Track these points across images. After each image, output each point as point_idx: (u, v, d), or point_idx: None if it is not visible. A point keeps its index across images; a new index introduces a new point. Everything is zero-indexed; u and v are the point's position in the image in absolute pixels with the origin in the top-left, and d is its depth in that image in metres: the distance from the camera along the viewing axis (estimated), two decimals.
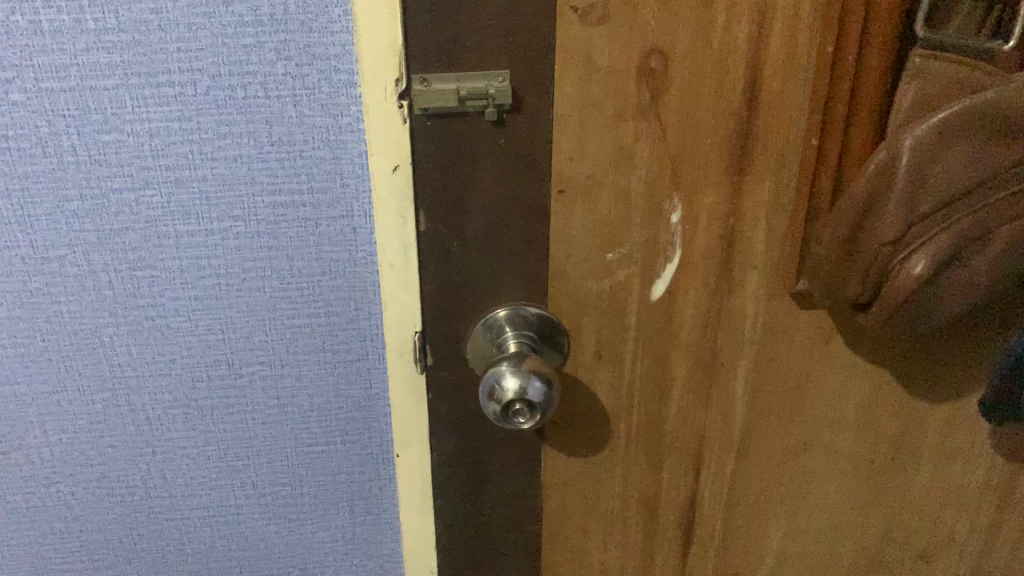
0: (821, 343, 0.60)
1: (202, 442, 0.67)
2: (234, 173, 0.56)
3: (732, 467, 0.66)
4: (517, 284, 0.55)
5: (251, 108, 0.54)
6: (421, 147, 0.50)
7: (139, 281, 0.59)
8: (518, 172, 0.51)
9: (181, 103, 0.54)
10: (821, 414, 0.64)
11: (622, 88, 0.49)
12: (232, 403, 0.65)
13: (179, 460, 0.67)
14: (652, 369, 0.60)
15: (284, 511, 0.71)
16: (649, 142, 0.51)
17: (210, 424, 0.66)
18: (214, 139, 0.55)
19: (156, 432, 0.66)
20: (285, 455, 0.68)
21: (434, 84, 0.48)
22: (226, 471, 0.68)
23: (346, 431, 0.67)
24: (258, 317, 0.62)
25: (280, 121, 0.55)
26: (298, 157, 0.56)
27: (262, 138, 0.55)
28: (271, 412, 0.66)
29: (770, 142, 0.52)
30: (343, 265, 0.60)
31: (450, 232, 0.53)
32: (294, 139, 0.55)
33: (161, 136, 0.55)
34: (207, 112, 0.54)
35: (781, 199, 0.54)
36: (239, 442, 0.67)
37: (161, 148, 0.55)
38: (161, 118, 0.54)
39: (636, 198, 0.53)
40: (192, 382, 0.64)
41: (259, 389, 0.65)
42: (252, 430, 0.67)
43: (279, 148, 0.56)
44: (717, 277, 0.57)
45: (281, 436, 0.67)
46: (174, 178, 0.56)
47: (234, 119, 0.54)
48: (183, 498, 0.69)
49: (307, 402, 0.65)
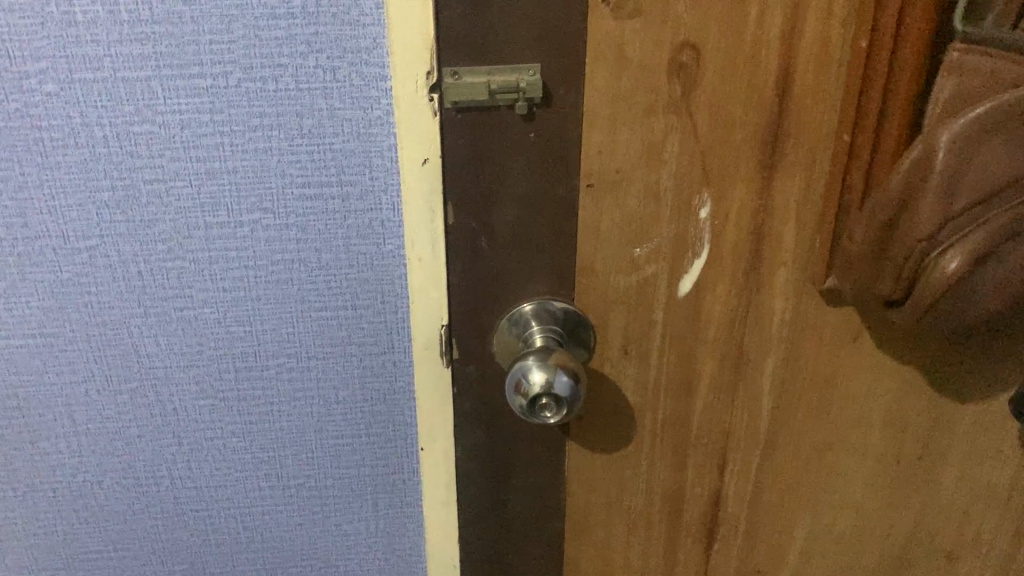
0: (849, 342, 0.60)
1: (228, 433, 0.67)
2: (264, 165, 0.56)
3: (757, 465, 0.66)
4: (544, 278, 0.55)
5: (282, 100, 0.54)
6: (452, 140, 0.50)
7: (168, 272, 0.60)
8: (547, 166, 0.51)
9: (212, 95, 0.54)
10: (848, 413, 0.64)
11: (653, 82, 0.49)
12: (258, 395, 0.65)
13: (205, 451, 0.68)
14: (678, 365, 0.60)
15: (308, 503, 0.71)
16: (679, 136, 0.51)
17: (237, 416, 0.66)
18: (245, 131, 0.55)
19: (183, 423, 0.66)
20: (310, 447, 0.68)
21: (466, 78, 0.48)
22: (251, 463, 0.69)
23: (372, 424, 0.67)
24: (285, 309, 0.62)
25: (310, 114, 0.55)
26: (327, 149, 0.56)
27: (291, 131, 0.55)
28: (297, 404, 0.66)
29: (802, 137, 0.52)
30: (371, 258, 0.60)
31: (479, 226, 0.53)
32: (324, 132, 0.56)
33: (192, 128, 0.55)
34: (238, 105, 0.54)
35: (812, 195, 0.54)
36: (265, 434, 0.67)
37: (192, 140, 0.55)
38: (193, 110, 0.54)
39: (665, 192, 0.53)
40: (219, 373, 0.64)
41: (285, 381, 0.65)
42: (277, 422, 0.67)
43: (309, 140, 0.56)
44: (746, 273, 0.56)
45: (306, 428, 0.67)
46: (205, 170, 0.56)
47: (265, 112, 0.55)
48: (208, 489, 0.70)
49: (333, 395, 0.66)
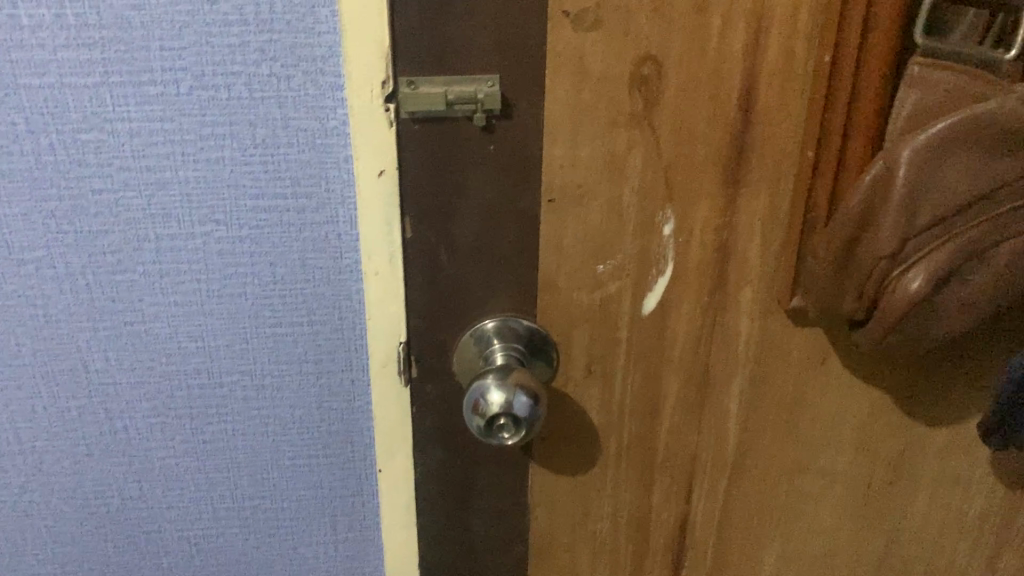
0: (817, 363, 0.59)
1: (181, 453, 0.65)
2: (216, 175, 0.55)
3: (725, 489, 0.64)
4: (506, 294, 0.54)
5: (235, 109, 0.53)
6: (408, 152, 0.48)
7: (118, 285, 0.58)
8: (507, 180, 0.50)
9: (162, 102, 0.53)
10: (816, 436, 0.63)
11: (616, 95, 0.48)
12: (212, 414, 0.64)
13: (157, 471, 0.66)
14: (643, 385, 0.59)
15: (264, 525, 0.69)
16: (642, 151, 0.50)
17: (189, 434, 0.64)
18: (197, 141, 0.54)
19: (134, 442, 0.64)
20: (266, 468, 0.66)
21: (422, 87, 0.46)
22: (205, 484, 0.67)
23: (330, 444, 0.66)
24: (238, 324, 0.60)
25: (263, 123, 0.54)
26: (281, 160, 0.55)
27: (245, 141, 0.54)
28: (253, 424, 0.64)
29: (767, 153, 0.51)
30: (327, 272, 0.59)
31: (439, 240, 0.52)
32: (278, 142, 0.54)
33: (142, 136, 0.54)
34: (189, 113, 0.53)
35: (777, 212, 0.53)
36: (219, 453, 0.65)
37: (142, 148, 0.54)
38: (144, 117, 0.53)
39: (628, 209, 0.52)
40: (171, 391, 0.62)
41: (239, 398, 0.63)
42: (231, 441, 0.65)
43: (263, 151, 0.54)
44: (711, 292, 0.55)
45: (262, 448, 0.65)
46: (155, 180, 0.55)
47: (218, 121, 0.53)
48: (160, 510, 0.68)
49: (289, 414, 0.64)
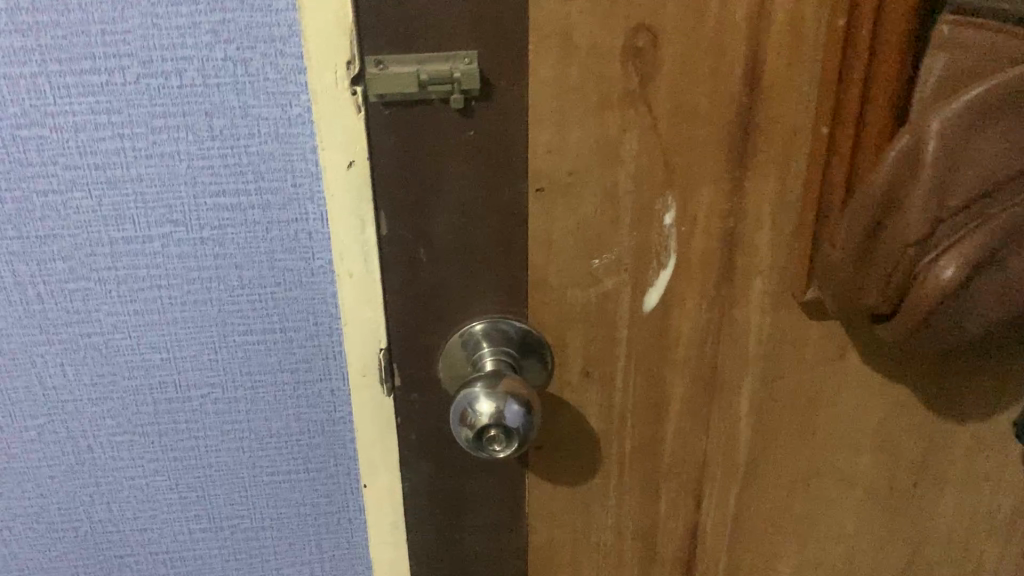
0: (834, 360, 0.55)
1: (151, 472, 0.66)
2: (172, 172, 0.55)
3: (736, 496, 0.60)
4: (493, 294, 0.50)
5: (187, 98, 0.53)
6: (380, 140, 0.44)
7: (72, 294, 0.59)
8: (488, 169, 0.46)
9: (108, 92, 0.53)
10: (833, 437, 0.58)
11: (606, 71, 0.44)
12: (183, 430, 0.65)
13: (127, 491, 0.67)
14: (646, 389, 0.54)
15: (245, 545, 0.71)
16: (637, 133, 0.45)
17: (160, 452, 0.66)
18: (148, 134, 0.54)
19: (98, 463, 0.65)
20: (244, 485, 0.67)
21: (391, 68, 0.42)
22: (179, 503, 0.68)
23: (311, 457, 0.67)
24: (205, 333, 0.61)
25: (220, 112, 0.54)
26: (242, 152, 0.55)
27: (200, 132, 0.54)
28: (227, 435, 0.65)
29: (776, 133, 0.46)
30: (298, 274, 0.59)
31: (416, 236, 0.47)
32: (238, 133, 0.54)
33: (88, 131, 0.54)
34: (139, 104, 0.53)
35: (788, 197, 0.48)
36: (191, 472, 0.67)
37: (90, 144, 0.54)
38: (88, 110, 0.53)
39: (623, 197, 0.47)
40: (136, 408, 0.63)
41: (212, 413, 0.64)
42: (204, 459, 0.66)
43: (221, 143, 0.55)
44: (718, 286, 0.51)
45: (237, 464, 0.67)
46: (105, 179, 0.55)
47: (169, 111, 0.53)
48: (131, 532, 0.69)
49: (266, 429, 0.65)
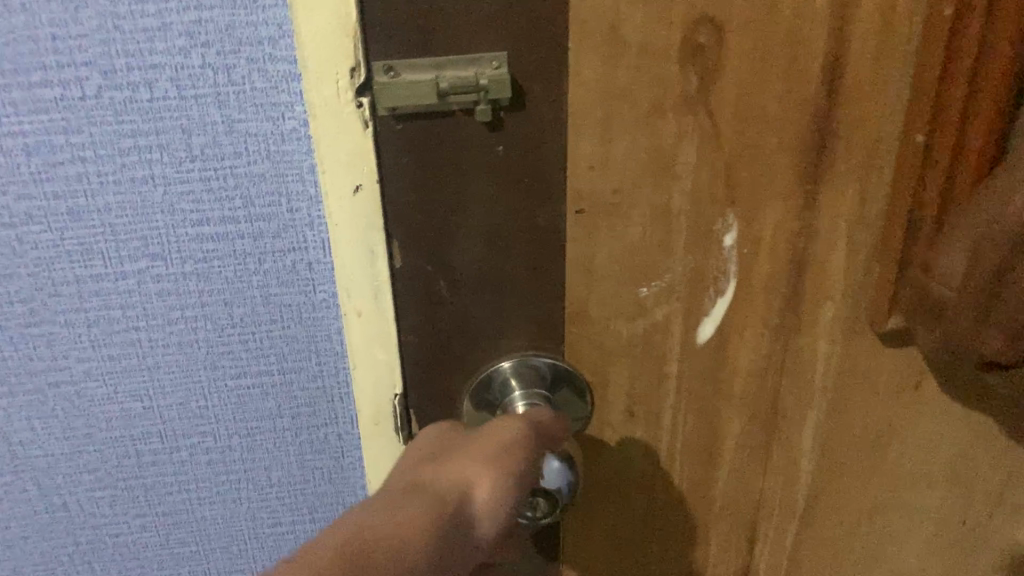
0: (909, 389, 0.48)
1: (138, 528, 0.60)
2: (146, 200, 0.47)
3: (794, 535, 0.54)
4: (525, 330, 0.43)
5: (160, 113, 0.44)
6: (392, 161, 0.37)
7: (36, 339, 0.51)
8: (519, 191, 0.38)
9: (64, 108, 0.44)
10: (904, 471, 0.52)
11: (660, 71, 0.36)
12: (171, 483, 0.58)
13: (111, 549, 0.61)
14: (697, 427, 0.48)
15: None
16: (695, 143, 0.38)
17: (146, 507, 0.59)
18: (115, 156, 0.46)
19: (79, 519, 0.59)
20: (242, 538, 0.61)
21: (404, 74, 0.35)
22: (170, 560, 0.62)
23: (317, 505, 0.60)
24: (194, 378, 0.54)
25: (200, 129, 0.45)
26: (227, 173, 0.47)
27: (177, 152, 0.46)
28: (222, 485, 0.59)
29: (857, 138, 0.39)
30: (298, 309, 0.51)
31: (435, 268, 0.40)
32: (223, 151, 0.46)
33: (42, 154, 0.45)
34: (102, 121, 0.45)
35: (867, 212, 0.41)
36: (183, 527, 0.60)
37: (47, 170, 0.46)
38: (41, 130, 0.45)
39: (677, 217, 0.40)
40: (116, 461, 0.57)
41: (203, 464, 0.57)
42: (197, 512, 0.60)
43: (203, 164, 0.46)
44: (783, 312, 0.44)
45: (234, 516, 0.60)
46: (67, 210, 0.47)
47: (139, 129, 0.45)
48: None
49: (265, 478, 0.58)
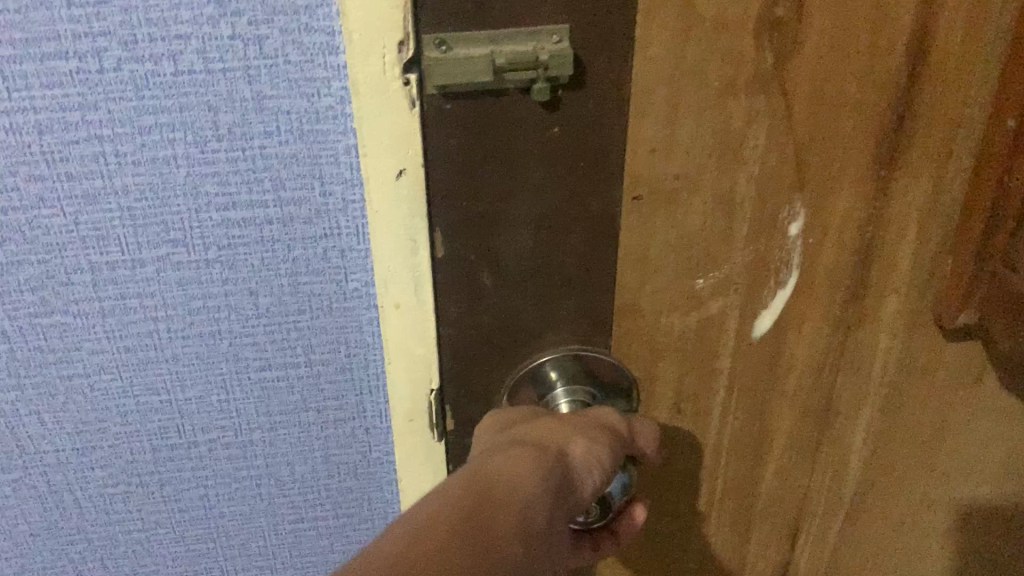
0: (968, 385, 0.46)
1: (151, 525, 0.54)
2: (167, 181, 0.40)
3: (837, 534, 0.51)
4: (572, 325, 0.40)
5: (185, 88, 0.38)
6: (440, 143, 0.34)
7: (47, 329, 0.44)
8: (575, 176, 0.36)
9: (80, 82, 0.37)
10: (955, 469, 0.49)
11: (733, 47, 0.33)
12: (188, 479, 0.52)
13: (123, 547, 0.55)
14: (747, 423, 0.45)
15: None
16: (766, 124, 0.36)
17: (161, 503, 0.53)
18: (134, 135, 0.39)
19: (90, 518, 0.53)
20: (262, 534, 0.55)
21: (457, 49, 0.32)
22: (186, 557, 0.56)
23: (341, 502, 0.54)
24: (214, 371, 0.47)
25: (228, 106, 0.38)
26: (257, 154, 0.40)
27: (202, 132, 0.39)
28: (242, 481, 0.52)
29: (936, 118, 0.37)
30: (328, 299, 0.44)
31: (480, 259, 0.37)
32: (252, 130, 0.39)
33: (54, 132, 0.39)
34: (120, 98, 0.38)
35: (941, 197, 0.39)
36: (199, 523, 0.54)
37: (58, 148, 0.39)
38: (53, 106, 0.38)
39: (741, 204, 0.38)
40: (130, 456, 0.50)
41: (224, 458, 0.51)
42: (215, 508, 0.54)
43: (230, 144, 0.39)
44: (845, 305, 0.42)
45: (256, 512, 0.54)
46: (81, 193, 0.40)
47: (161, 105, 0.38)
48: None
49: (288, 472, 0.52)
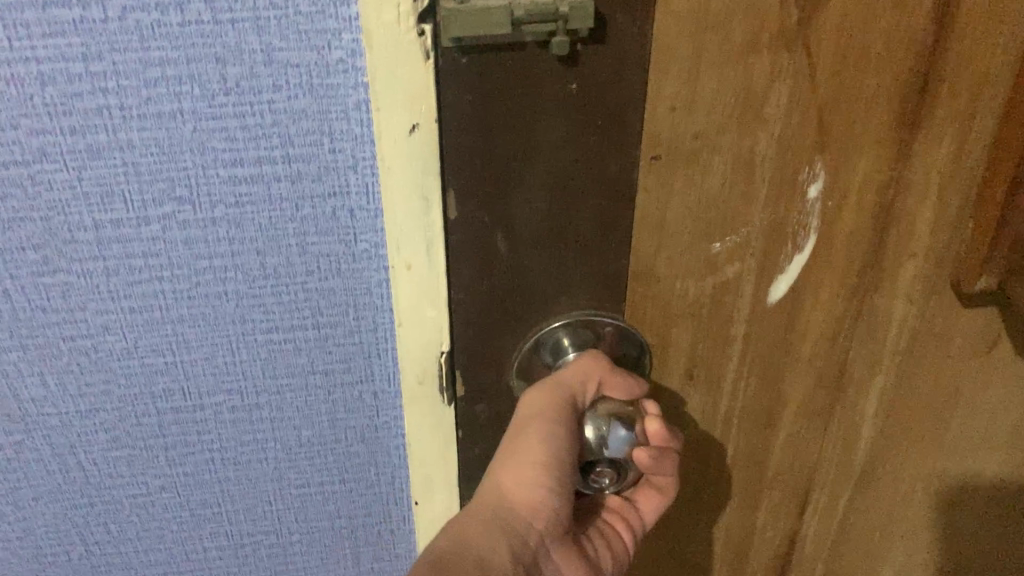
0: (982, 352, 0.45)
1: (156, 490, 0.52)
2: (173, 138, 0.38)
3: (846, 504, 0.51)
4: (586, 291, 0.39)
5: (192, 39, 0.35)
6: (454, 100, 0.33)
7: (49, 288, 0.42)
8: (591, 136, 0.35)
9: (84, 32, 0.35)
10: (966, 438, 0.49)
11: (757, 1, 0.32)
12: (192, 445, 0.49)
13: (128, 511, 0.53)
14: (760, 391, 0.45)
15: (269, 563, 0.56)
16: (788, 83, 0.35)
17: (164, 468, 0.50)
18: (140, 88, 0.36)
19: (91, 481, 0.51)
20: (267, 501, 0.53)
21: (474, 2, 0.30)
22: (190, 523, 0.54)
23: (347, 468, 0.51)
24: (219, 333, 0.45)
25: (236, 59, 0.36)
26: (265, 109, 0.37)
27: (209, 84, 0.36)
28: (246, 446, 0.50)
29: (963, 81, 0.36)
30: (336, 259, 0.42)
31: (494, 220, 0.36)
32: (261, 84, 0.37)
33: (58, 84, 0.36)
34: (126, 47, 0.35)
35: (963, 161, 0.38)
36: (203, 488, 0.52)
37: (61, 101, 0.37)
38: (55, 56, 0.36)
39: (761, 166, 0.37)
40: (133, 420, 0.48)
41: (228, 423, 0.48)
42: (220, 474, 0.51)
43: (238, 98, 0.37)
44: (862, 272, 0.41)
45: (261, 477, 0.51)
46: (85, 146, 0.38)
47: (168, 57, 0.36)
48: (133, 556, 0.55)
49: (294, 437, 0.49)
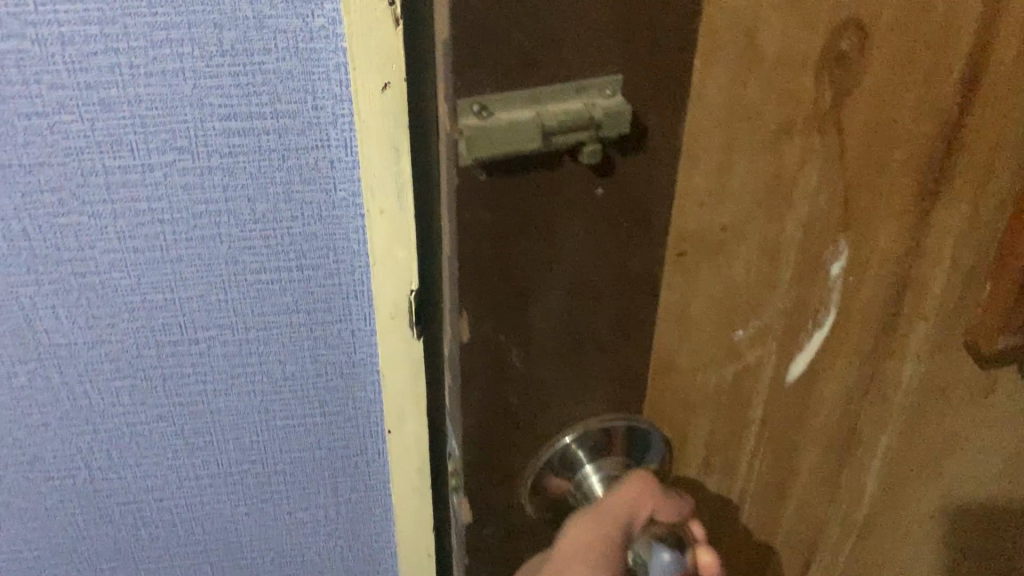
0: (979, 399, 0.44)
1: (155, 419, 0.51)
2: (176, 94, 0.38)
3: (848, 557, 0.50)
4: (607, 399, 0.36)
5: (192, 7, 0.36)
6: (472, 222, 0.29)
7: (63, 230, 0.42)
8: (617, 243, 0.31)
9: None
10: (958, 481, 0.48)
11: (791, 86, 0.30)
12: (188, 375, 0.49)
13: (128, 439, 0.51)
14: (774, 465, 0.43)
15: (253, 490, 0.55)
16: (818, 164, 0.32)
17: (164, 397, 0.50)
18: (147, 50, 0.37)
19: (96, 408, 0.50)
20: (255, 429, 0.52)
21: (499, 116, 0.26)
22: (185, 450, 0.52)
23: (326, 399, 0.50)
24: (212, 272, 0.44)
25: (230, 24, 0.37)
26: (255, 70, 0.38)
27: (208, 48, 0.37)
28: (235, 378, 0.49)
29: (980, 147, 0.34)
30: (316, 207, 0.42)
31: (512, 342, 0.32)
32: (252, 48, 0.37)
33: (76, 44, 0.37)
34: (133, 11, 0.36)
35: (973, 223, 0.37)
36: (200, 417, 0.51)
37: (78, 60, 0.37)
38: (75, 19, 0.36)
39: (786, 248, 0.34)
40: (137, 350, 0.47)
41: (220, 355, 0.48)
42: (211, 404, 0.50)
43: (235, 61, 0.38)
44: (877, 339, 0.39)
45: (246, 408, 0.51)
46: (97, 100, 0.38)
47: (172, 22, 0.36)
48: (134, 479, 0.54)
49: (279, 370, 0.49)
